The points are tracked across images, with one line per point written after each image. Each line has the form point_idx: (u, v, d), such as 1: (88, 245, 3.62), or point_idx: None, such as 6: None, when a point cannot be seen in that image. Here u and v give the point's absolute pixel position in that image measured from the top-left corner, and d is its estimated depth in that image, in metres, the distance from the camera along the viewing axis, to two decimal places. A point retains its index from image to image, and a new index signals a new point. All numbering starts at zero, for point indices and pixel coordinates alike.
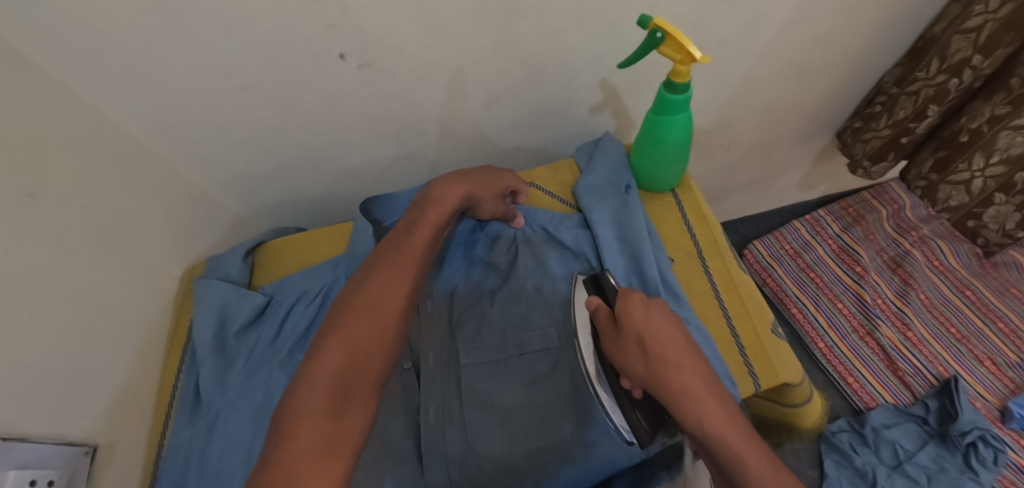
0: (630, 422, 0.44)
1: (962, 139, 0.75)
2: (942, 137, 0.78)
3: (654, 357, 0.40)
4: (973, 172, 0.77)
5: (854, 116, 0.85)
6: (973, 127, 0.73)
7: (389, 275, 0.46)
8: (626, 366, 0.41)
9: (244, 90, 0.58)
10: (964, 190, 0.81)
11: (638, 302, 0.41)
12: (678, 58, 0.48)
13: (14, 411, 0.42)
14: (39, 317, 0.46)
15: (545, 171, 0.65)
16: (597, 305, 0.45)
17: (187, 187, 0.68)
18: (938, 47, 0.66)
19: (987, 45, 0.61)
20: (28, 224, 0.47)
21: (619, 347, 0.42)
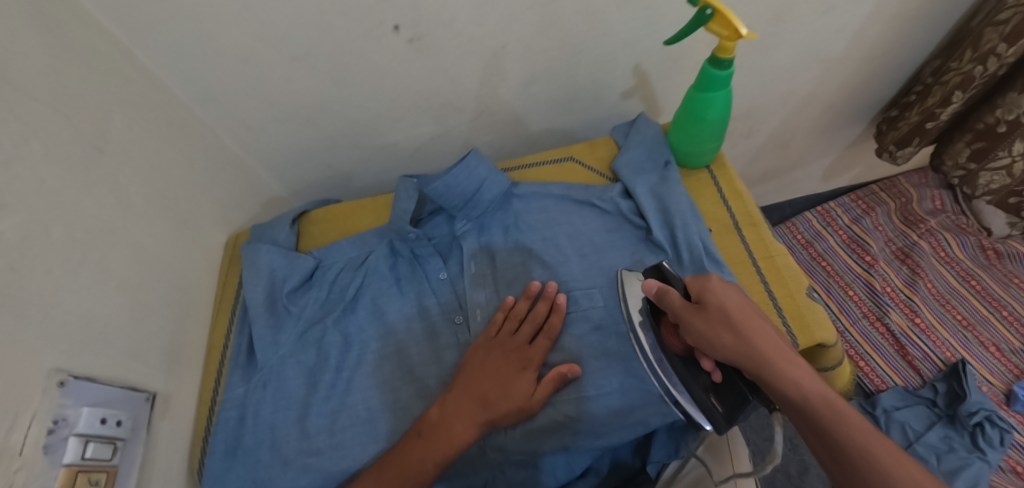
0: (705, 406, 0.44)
1: (999, 130, 0.77)
2: (979, 128, 0.81)
3: (735, 320, 0.44)
4: (1013, 157, 0.79)
5: (891, 105, 0.90)
6: (1010, 119, 0.75)
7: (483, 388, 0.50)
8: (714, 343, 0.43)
9: (296, 60, 0.59)
10: (1005, 174, 0.83)
11: (717, 281, 0.46)
12: (725, 35, 0.51)
13: (81, 353, 0.43)
14: (103, 266, 0.47)
15: (584, 148, 0.68)
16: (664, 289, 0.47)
17: (230, 157, 0.69)
18: (974, 38, 0.70)
19: (1013, 34, 0.64)
20: (93, 175, 0.48)
21: (703, 322, 0.44)
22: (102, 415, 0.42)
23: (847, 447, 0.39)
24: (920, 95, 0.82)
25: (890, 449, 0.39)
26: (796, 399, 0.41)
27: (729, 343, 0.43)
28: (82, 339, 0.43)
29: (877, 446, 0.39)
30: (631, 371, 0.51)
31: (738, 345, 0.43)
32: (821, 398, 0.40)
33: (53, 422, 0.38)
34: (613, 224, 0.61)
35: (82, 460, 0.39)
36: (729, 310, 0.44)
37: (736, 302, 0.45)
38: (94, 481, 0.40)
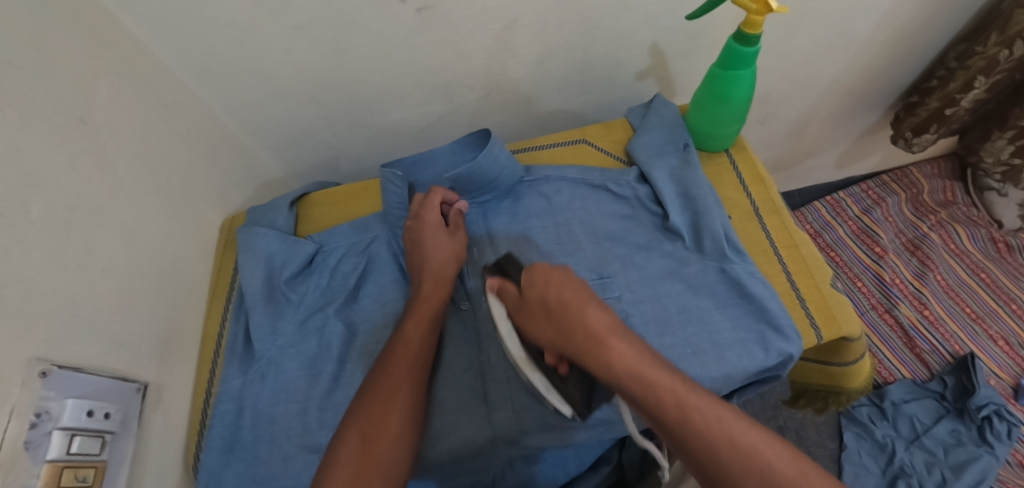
0: (566, 398, 0.41)
1: None
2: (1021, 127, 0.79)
3: (557, 312, 0.38)
4: None
5: (911, 91, 0.87)
6: None
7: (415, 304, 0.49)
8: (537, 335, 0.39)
9: (296, 30, 0.55)
10: None
11: (542, 273, 0.41)
12: (754, 8, 0.49)
13: (68, 341, 0.40)
14: (89, 251, 0.44)
15: (598, 129, 0.65)
16: (502, 284, 0.43)
17: (225, 134, 0.66)
18: (1000, 21, 0.68)
19: None
20: (79, 150, 0.45)
21: (529, 319, 0.40)
22: (88, 407, 0.39)
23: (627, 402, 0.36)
24: (940, 80, 0.79)
25: (702, 395, 0.36)
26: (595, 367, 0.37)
27: (550, 336, 0.38)
28: (69, 328, 0.41)
29: (670, 392, 0.35)
30: None
31: (563, 340, 0.38)
32: (631, 367, 0.36)
33: (35, 416, 0.36)
34: (629, 211, 0.57)
35: (68, 455, 0.37)
36: (546, 304, 0.39)
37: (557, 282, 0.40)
38: (82, 478, 0.38)
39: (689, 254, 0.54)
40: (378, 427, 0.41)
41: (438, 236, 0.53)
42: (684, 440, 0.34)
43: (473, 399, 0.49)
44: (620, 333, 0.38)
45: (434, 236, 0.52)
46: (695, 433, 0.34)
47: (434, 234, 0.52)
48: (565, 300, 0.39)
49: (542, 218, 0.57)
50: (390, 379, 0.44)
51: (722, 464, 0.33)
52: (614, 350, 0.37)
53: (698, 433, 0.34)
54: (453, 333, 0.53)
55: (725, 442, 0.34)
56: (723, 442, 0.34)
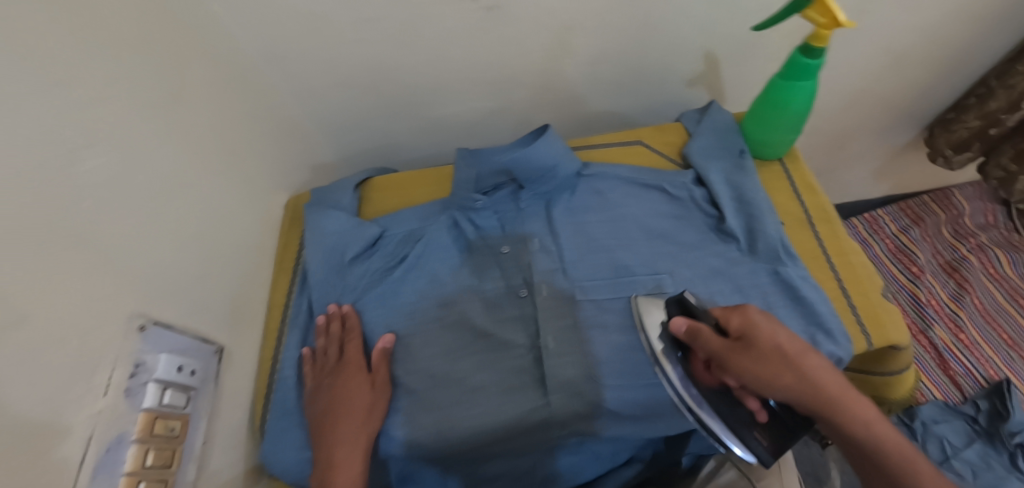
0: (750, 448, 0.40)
1: None
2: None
3: (785, 364, 0.39)
4: None
5: (949, 108, 0.86)
6: None
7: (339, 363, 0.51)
8: (771, 383, 0.38)
9: (369, 22, 0.58)
10: None
11: (758, 315, 0.40)
12: (822, 23, 0.50)
13: (160, 300, 0.43)
14: (179, 219, 0.47)
15: (651, 132, 0.66)
16: (697, 327, 0.41)
17: (290, 117, 0.69)
18: None
19: None
20: (172, 123, 0.48)
21: (750, 361, 0.39)
22: (177, 363, 0.43)
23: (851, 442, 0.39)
24: (979, 98, 0.79)
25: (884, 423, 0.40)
26: (818, 402, 0.39)
27: (790, 384, 0.38)
28: (160, 287, 0.43)
29: (866, 426, 0.39)
30: None
31: (793, 392, 0.38)
32: (835, 406, 0.38)
33: (133, 366, 0.39)
34: (683, 211, 0.59)
35: (160, 405, 0.40)
36: (774, 355, 0.39)
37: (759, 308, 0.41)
38: (171, 428, 0.41)
39: (741, 256, 0.55)
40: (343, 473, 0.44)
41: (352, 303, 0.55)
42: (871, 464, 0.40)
43: (529, 381, 0.51)
44: (822, 364, 0.39)
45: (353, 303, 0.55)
46: (885, 462, 0.39)
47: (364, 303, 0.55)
48: (782, 341, 0.39)
49: (601, 214, 0.59)
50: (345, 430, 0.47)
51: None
52: (849, 409, 0.39)
53: (887, 462, 0.39)
54: (509, 318, 0.54)
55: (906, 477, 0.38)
56: (909, 476, 0.38)
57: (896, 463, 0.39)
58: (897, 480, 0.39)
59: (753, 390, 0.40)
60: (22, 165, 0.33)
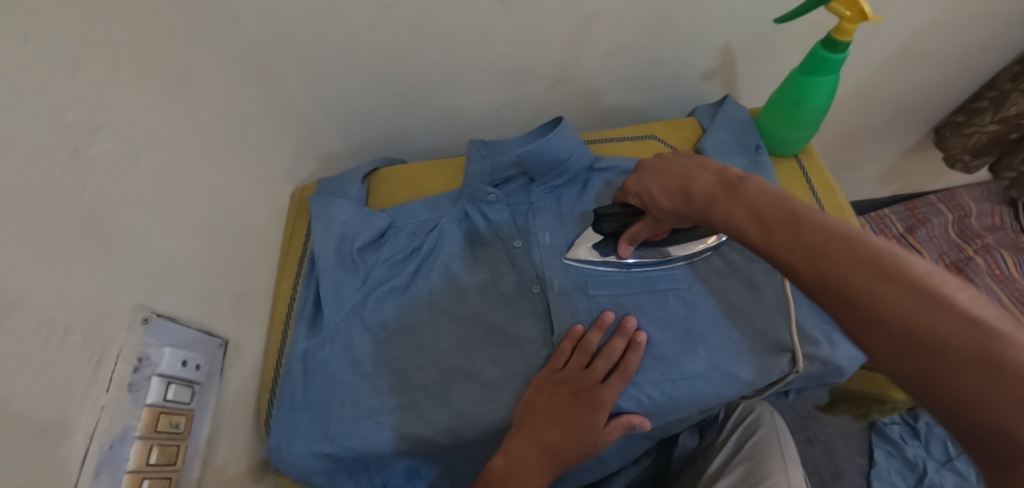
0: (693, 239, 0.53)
1: None
2: None
3: (676, 192, 0.43)
4: None
5: (959, 110, 0.84)
6: None
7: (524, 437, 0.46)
8: (656, 202, 0.45)
9: (381, 8, 0.56)
10: None
11: (646, 172, 0.47)
12: (848, 16, 0.49)
13: (164, 291, 0.42)
14: (184, 207, 0.45)
15: (666, 127, 0.66)
16: (633, 233, 0.50)
17: (298, 105, 0.67)
18: None
19: None
20: (178, 108, 0.46)
21: (649, 195, 0.46)
22: (182, 357, 0.41)
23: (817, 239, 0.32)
24: (993, 102, 0.77)
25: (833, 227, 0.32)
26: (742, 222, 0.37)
27: (672, 207, 0.43)
28: (163, 278, 0.42)
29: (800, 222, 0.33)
30: (716, 356, 0.48)
31: (676, 207, 0.43)
32: (761, 221, 0.35)
33: (137, 360, 0.38)
34: None
35: (164, 401, 0.39)
36: (662, 197, 0.44)
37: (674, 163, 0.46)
38: (174, 424, 0.40)
39: None
40: None
41: (605, 366, 0.47)
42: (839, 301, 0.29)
43: None
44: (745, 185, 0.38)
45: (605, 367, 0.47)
46: (859, 283, 0.28)
47: (604, 364, 0.47)
48: (682, 175, 0.43)
49: None
50: None
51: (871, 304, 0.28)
52: (746, 194, 0.37)
53: (862, 290, 0.28)
54: (520, 313, 0.53)
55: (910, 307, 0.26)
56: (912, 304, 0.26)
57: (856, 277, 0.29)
58: (898, 314, 0.26)
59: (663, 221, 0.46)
60: (21, 149, 0.32)
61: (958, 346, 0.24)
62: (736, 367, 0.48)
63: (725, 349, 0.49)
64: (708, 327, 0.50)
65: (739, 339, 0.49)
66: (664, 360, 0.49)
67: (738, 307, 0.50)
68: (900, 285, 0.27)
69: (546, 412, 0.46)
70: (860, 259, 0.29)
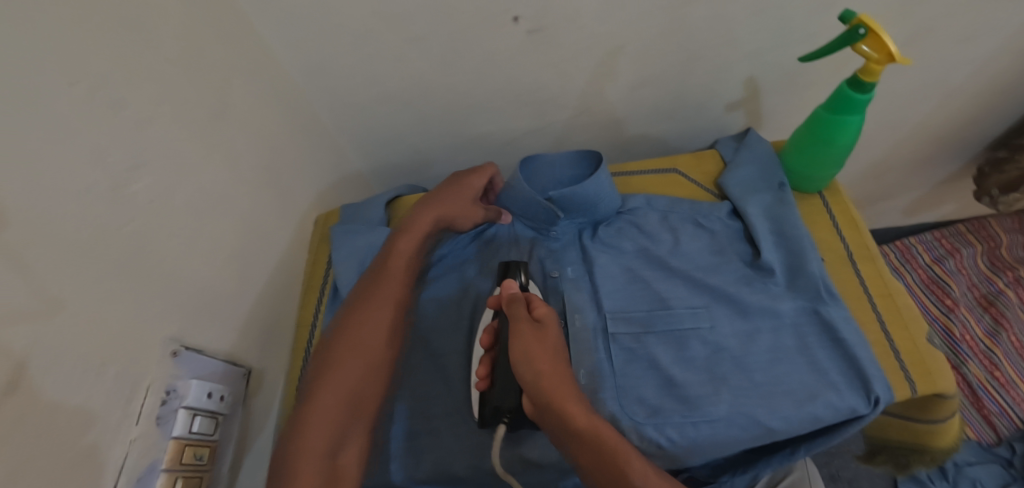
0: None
1: None
2: None
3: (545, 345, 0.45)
4: None
5: (999, 145, 0.85)
6: None
7: (379, 289, 0.52)
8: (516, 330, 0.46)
9: (409, 42, 0.57)
10: None
11: (523, 314, 0.47)
12: (874, 57, 0.48)
13: (195, 322, 0.43)
14: (216, 237, 0.47)
15: (689, 159, 0.66)
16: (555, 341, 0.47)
17: (324, 132, 0.69)
18: None
19: None
20: (214, 143, 0.48)
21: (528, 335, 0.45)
22: (209, 389, 0.43)
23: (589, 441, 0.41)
24: None
25: (553, 372, 0.43)
26: (550, 401, 0.42)
27: (536, 364, 0.43)
28: (194, 308, 0.43)
29: (548, 384, 0.42)
30: (741, 401, 0.47)
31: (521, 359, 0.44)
32: (541, 369, 0.43)
33: (165, 393, 0.39)
34: (711, 243, 0.58)
35: (189, 434, 0.40)
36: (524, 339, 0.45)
37: (526, 344, 0.44)
38: (199, 456, 0.41)
39: (780, 291, 0.53)
40: (339, 412, 0.45)
41: (413, 245, 0.56)
42: (557, 413, 0.42)
43: None
44: (530, 323, 0.46)
45: (412, 247, 0.55)
46: (562, 417, 0.41)
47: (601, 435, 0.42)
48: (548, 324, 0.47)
49: (643, 243, 0.60)
50: (332, 372, 0.47)
51: (566, 422, 0.41)
52: (534, 368, 0.43)
53: (559, 409, 0.42)
54: None
55: (588, 440, 0.41)
56: (586, 430, 0.41)
57: (550, 401, 0.42)
58: (570, 433, 0.41)
59: (544, 338, 0.45)
60: (54, 192, 0.32)
61: (604, 454, 0.40)
62: (760, 412, 0.46)
63: (748, 393, 0.48)
64: (732, 371, 0.49)
65: (760, 383, 0.48)
66: (687, 402, 0.48)
67: (757, 350, 0.50)
68: (567, 405, 0.42)
69: (382, 266, 0.54)
70: (565, 411, 0.41)
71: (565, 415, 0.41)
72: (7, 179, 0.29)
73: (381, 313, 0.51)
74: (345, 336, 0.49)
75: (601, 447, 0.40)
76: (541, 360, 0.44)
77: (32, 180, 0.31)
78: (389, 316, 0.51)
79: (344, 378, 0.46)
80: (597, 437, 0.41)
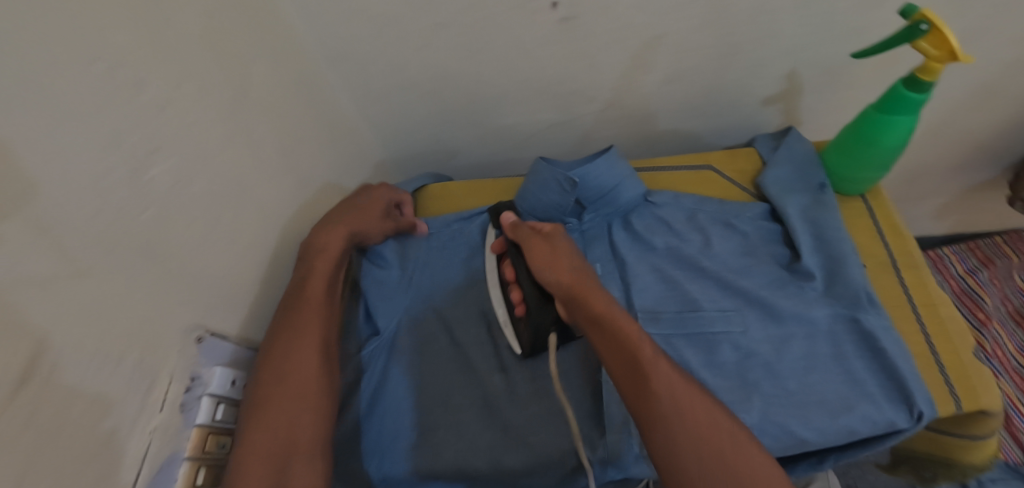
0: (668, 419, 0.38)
1: None
2: None
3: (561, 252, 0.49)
4: None
5: None
6: None
7: (301, 320, 0.46)
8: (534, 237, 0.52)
9: (438, 27, 0.56)
10: None
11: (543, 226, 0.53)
12: (934, 55, 0.46)
13: (215, 308, 0.42)
14: (237, 221, 0.46)
15: (723, 156, 0.64)
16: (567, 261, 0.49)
17: (346, 118, 0.67)
18: None
19: None
20: (237, 125, 0.47)
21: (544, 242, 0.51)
22: (231, 377, 0.42)
23: (606, 325, 0.43)
24: None
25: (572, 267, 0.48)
26: (568, 293, 0.46)
27: (551, 261, 0.48)
28: (214, 293, 0.42)
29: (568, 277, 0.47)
30: (774, 409, 0.45)
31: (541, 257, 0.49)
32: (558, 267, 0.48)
33: (189, 381, 0.38)
34: (745, 244, 0.56)
35: (212, 422, 0.40)
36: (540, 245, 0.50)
37: (538, 250, 0.50)
38: (222, 444, 0.41)
39: (817, 297, 0.51)
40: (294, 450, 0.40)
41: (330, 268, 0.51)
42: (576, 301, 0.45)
43: (585, 416, 0.49)
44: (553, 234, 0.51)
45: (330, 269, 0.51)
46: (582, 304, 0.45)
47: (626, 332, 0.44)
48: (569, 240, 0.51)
49: (674, 241, 0.57)
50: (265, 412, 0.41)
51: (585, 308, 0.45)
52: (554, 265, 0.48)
53: (577, 297, 0.45)
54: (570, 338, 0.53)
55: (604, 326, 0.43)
56: (601, 316, 0.44)
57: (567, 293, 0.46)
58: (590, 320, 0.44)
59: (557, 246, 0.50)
60: (75, 168, 0.31)
61: (620, 343, 0.42)
62: (794, 422, 0.44)
63: (782, 401, 0.46)
64: (765, 378, 0.47)
65: (795, 391, 0.46)
66: None
67: (792, 357, 0.48)
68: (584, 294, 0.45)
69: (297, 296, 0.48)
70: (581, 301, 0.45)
71: (582, 302, 0.45)
72: (28, 154, 0.28)
73: (304, 343, 0.45)
74: (268, 372, 0.43)
75: (618, 335, 0.42)
76: (559, 260, 0.49)
77: (55, 157, 0.30)
78: (318, 343, 0.46)
79: (279, 418, 0.41)
80: (613, 323, 0.43)
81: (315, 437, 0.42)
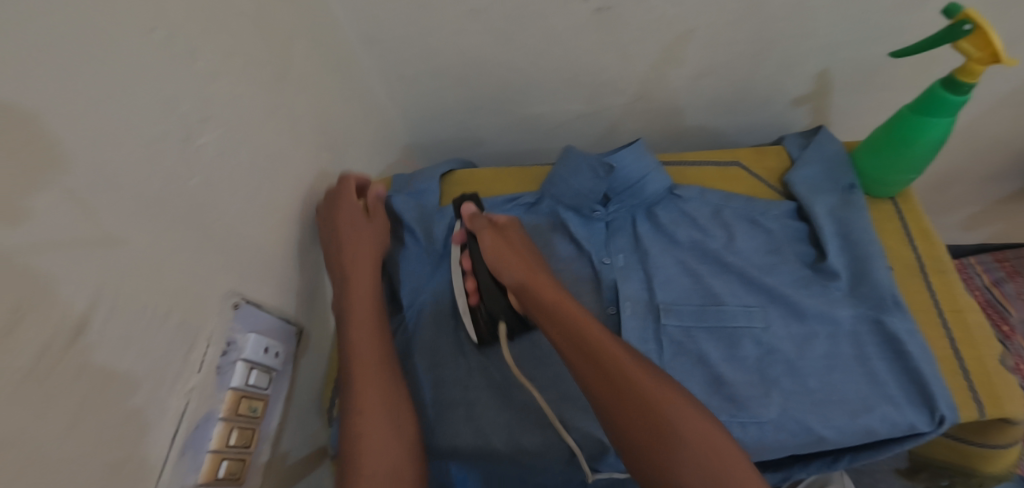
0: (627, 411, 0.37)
1: None
2: None
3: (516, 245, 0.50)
4: None
5: None
6: None
7: (364, 312, 0.49)
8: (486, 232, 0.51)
9: (473, 14, 0.56)
10: None
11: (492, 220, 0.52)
12: (976, 56, 0.45)
13: (252, 278, 0.44)
14: (273, 196, 0.47)
15: (751, 153, 0.64)
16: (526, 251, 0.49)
17: (377, 101, 0.68)
18: None
19: None
20: (277, 102, 0.48)
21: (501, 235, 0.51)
22: (265, 344, 0.43)
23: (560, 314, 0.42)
24: None
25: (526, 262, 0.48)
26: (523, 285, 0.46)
27: (506, 254, 0.48)
28: (251, 263, 0.44)
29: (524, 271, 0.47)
30: (792, 406, 0.46)
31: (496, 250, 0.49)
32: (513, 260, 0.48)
33: (225, 345, 0.39)
34: (771, 242, 0.56)
35: (246, 386, 0.40)
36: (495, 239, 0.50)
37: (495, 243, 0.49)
38: (253, 409, 0.42)
39: (842, 297, 0.51)
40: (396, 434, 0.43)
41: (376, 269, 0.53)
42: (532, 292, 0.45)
43: None
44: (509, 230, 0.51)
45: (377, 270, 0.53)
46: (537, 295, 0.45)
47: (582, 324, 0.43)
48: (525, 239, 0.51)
49: (699, 235, 0.57)
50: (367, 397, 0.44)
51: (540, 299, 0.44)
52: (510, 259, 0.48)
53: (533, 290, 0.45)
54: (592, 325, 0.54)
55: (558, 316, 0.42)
56: (553, 307, 0.43)
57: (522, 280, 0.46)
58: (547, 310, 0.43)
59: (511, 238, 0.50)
60: (131, 134, 0.32)
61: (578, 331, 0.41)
62: (812, 419, 0.45)
63: (801, 398, 0.46)
64: (785, 374, 0.47)
65: (814, 389, 0.46)
66: (736, 402, 0.47)
67: (814, 355, 0.48)
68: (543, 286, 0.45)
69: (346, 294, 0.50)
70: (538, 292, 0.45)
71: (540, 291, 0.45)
72: (91, 118, 0.29)
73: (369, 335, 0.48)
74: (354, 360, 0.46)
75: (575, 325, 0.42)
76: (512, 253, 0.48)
77: (115, 121, 0.31)
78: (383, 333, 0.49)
79: (375, 398, 0.44)
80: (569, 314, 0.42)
81: (407, 421, 0.45)
